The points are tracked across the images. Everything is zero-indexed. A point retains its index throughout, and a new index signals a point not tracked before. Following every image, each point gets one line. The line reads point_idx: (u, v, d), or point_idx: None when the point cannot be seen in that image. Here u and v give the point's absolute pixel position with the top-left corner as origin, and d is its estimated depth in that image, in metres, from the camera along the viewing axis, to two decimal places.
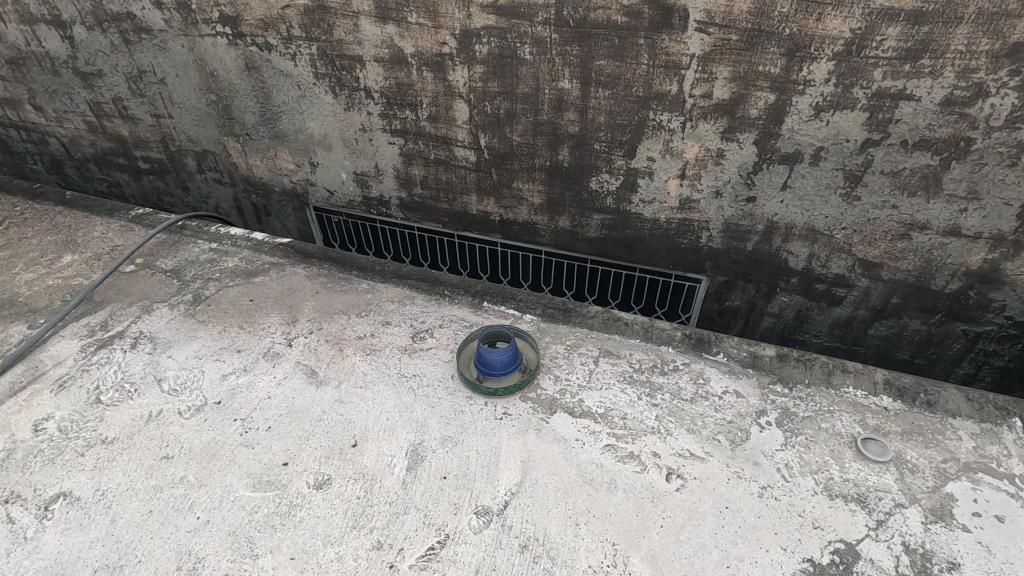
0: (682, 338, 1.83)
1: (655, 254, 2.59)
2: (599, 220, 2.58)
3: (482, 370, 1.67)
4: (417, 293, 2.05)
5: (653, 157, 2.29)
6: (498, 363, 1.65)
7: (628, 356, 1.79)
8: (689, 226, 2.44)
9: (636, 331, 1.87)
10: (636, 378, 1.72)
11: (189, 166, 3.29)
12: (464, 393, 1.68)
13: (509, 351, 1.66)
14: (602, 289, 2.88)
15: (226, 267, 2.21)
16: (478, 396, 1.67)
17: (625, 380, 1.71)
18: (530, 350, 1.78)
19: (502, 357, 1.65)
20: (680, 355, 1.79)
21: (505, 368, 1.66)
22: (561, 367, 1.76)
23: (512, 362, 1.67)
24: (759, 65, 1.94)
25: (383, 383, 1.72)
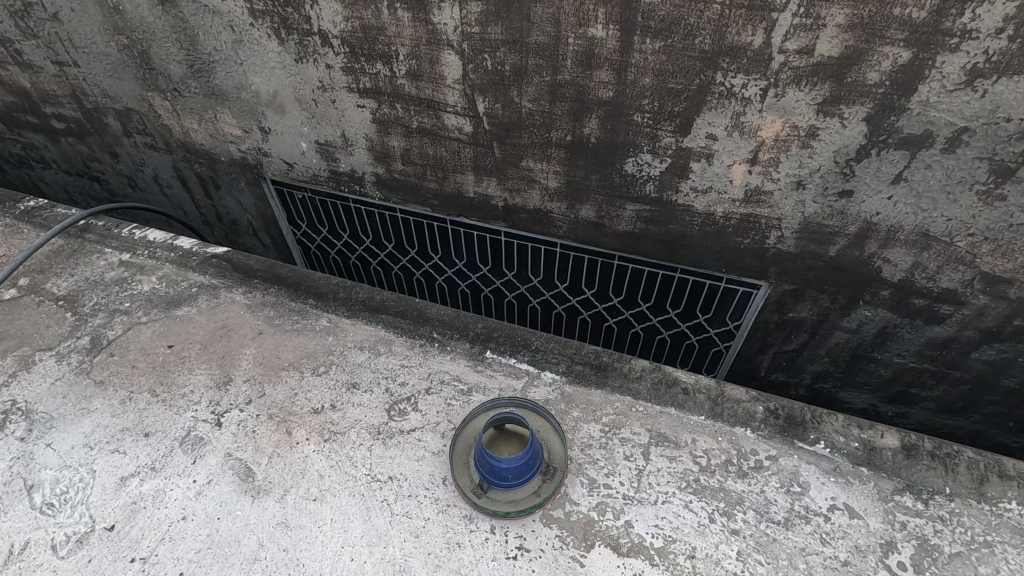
0: (764, 416, 1.32)
1: (704, 254, 2.02)
2: (633, 211, 1.98)
3: (487, 477, 1.18)
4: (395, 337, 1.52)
5: (715, 135, 1.67)
6: (507, 469, 1.15)
7: (691, 445, 1.28)
8: (753, 224, 1.86)
9: (698, 404, 1.34)
10: (703, 485, 1.22)
11: (112, 127, 2.62)
12: (462, 510, 1.19)
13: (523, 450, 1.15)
14: (631, 289, 2.32)
15: (139, 293, 1.65)
16: (482, 515, 1.18)
17: (688, 489, 1.21)
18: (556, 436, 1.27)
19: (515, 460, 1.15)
20: (762, 444, 1.28)
21: (518, 474, 1.16)
22: (597, 465, 1.25)
23: (528, 465, 1.17)
24: (895, 7, 1.29)
25: (347, 492, 1.22)
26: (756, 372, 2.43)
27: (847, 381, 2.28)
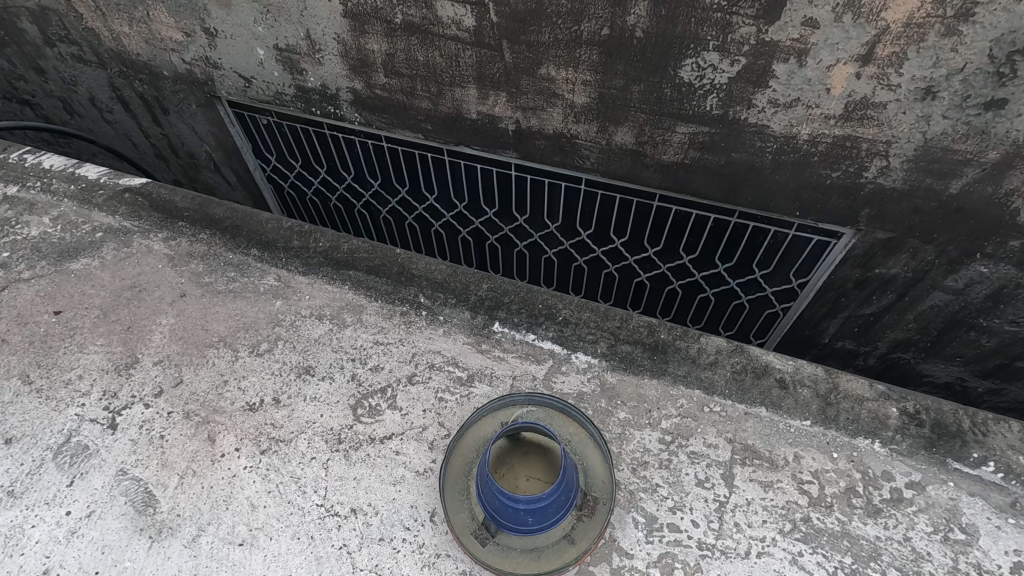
0: (900, 426, 0.95)
1: (775, 193, 1.56)
2: (685, 134, 1.51)
3: (493, 517, 0.79)
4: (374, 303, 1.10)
5: (816, 20, 1.18)
6: (529, 508, 0.76)
7: (792, 466, 0.91)
8: (850, 150, 1.39)
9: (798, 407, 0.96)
10: (812, 527, 0.85)
11: (30, 34, 2.11)
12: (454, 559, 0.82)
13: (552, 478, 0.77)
14: (672, 237, 1.88)
15: (26, 239, 1.22)
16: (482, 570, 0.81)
17: (795, 533, 0.85)
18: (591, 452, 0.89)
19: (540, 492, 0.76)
20: (893, 467, 0.92)
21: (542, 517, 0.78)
22: (656, 493, 0.88)
23: (557, 502, 0.79)
24: None
25: (280, 531, 0.85)
26: (817, 340, 2.01)
27: (933, 352, 1.86)
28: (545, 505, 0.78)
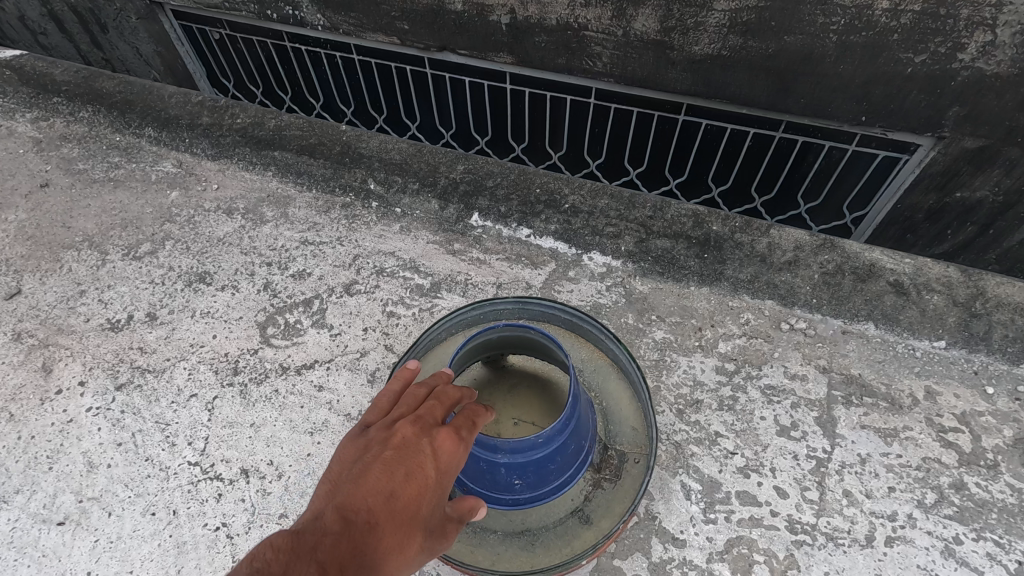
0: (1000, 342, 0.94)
1: (835, 92, 1.24)
2: (724, 13, 1.18)
3: (492, 490, 0.78)
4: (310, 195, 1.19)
5: None
6: (516, 468, 0.75)
7: (916, 412, 0.89)
8: (946, 20, 1.06)
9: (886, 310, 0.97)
10: (968, 498, 0.82)
11: None
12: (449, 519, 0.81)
13: (552, 437, 0.75)
14: (698, 164, 1.57)
15: None
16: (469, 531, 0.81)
17: (928, 499, 0.83)
18: (621, 400, 0.91)
19: (538, 452, 0.75)
20: None
21: (539, 477, 0.78)
22: (765, 430, 0.88)
23: (561, 462, 0.78)
24: None
25: (123, 462, 0.92)
26: None
27: None
28: (540, 467, 0.77)
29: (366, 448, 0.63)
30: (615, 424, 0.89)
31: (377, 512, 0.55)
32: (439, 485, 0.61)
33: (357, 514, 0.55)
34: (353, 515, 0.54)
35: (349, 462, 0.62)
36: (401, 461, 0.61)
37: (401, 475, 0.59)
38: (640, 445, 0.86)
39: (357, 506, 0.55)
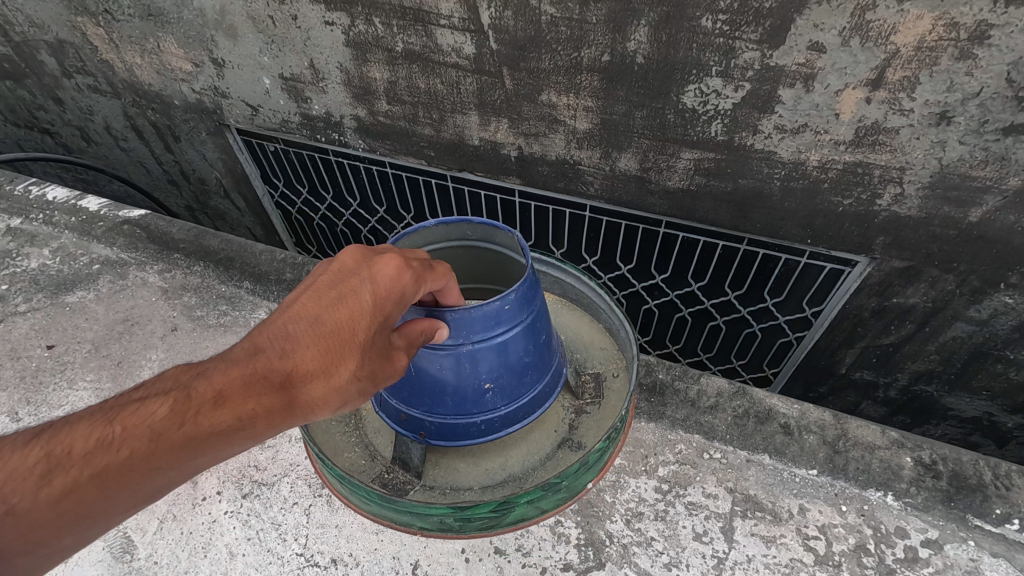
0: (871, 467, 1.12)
1: (785, 220, 1.51)
2: (691, 160, 1.47)
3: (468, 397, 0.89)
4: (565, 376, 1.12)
5: (819, 43, 1.15)
6: (490, 369, 0.87)
7: (797, 518, 1.07)
8: (861, 177, 1.33)
9: (791, 448, 1.15)
10: None
11: (49, 65, 2.17)
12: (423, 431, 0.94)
13: (517, 329, 0.86)
14: (680, 265, 1.83)
15: (26, 272, 1.24)
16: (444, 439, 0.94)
17: None
18: (588, 330, 1.20)
19: (507, 350, 0.87)
20: None
21: (511, 382, 0.90)
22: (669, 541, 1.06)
23: (532, 360, 0.91)
24: None
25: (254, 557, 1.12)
26: (834, 371, 1.93)
27: (958, 385, 1.78)
28: (512, 368, 0.89)
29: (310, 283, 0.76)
30: (586, 351, 1.16)
31: (302, 339, 0.70)
32: (375, 306, 0.73)
33: (276, 346, 0.69)
34: (270, 349, 0.69)
35: (292, 300, 0.75)
36: (335, 290, 0.73)
37: (331, 305, 0.71)
38: (615, 360, 1.13)
39: (272, 343, 0.70)
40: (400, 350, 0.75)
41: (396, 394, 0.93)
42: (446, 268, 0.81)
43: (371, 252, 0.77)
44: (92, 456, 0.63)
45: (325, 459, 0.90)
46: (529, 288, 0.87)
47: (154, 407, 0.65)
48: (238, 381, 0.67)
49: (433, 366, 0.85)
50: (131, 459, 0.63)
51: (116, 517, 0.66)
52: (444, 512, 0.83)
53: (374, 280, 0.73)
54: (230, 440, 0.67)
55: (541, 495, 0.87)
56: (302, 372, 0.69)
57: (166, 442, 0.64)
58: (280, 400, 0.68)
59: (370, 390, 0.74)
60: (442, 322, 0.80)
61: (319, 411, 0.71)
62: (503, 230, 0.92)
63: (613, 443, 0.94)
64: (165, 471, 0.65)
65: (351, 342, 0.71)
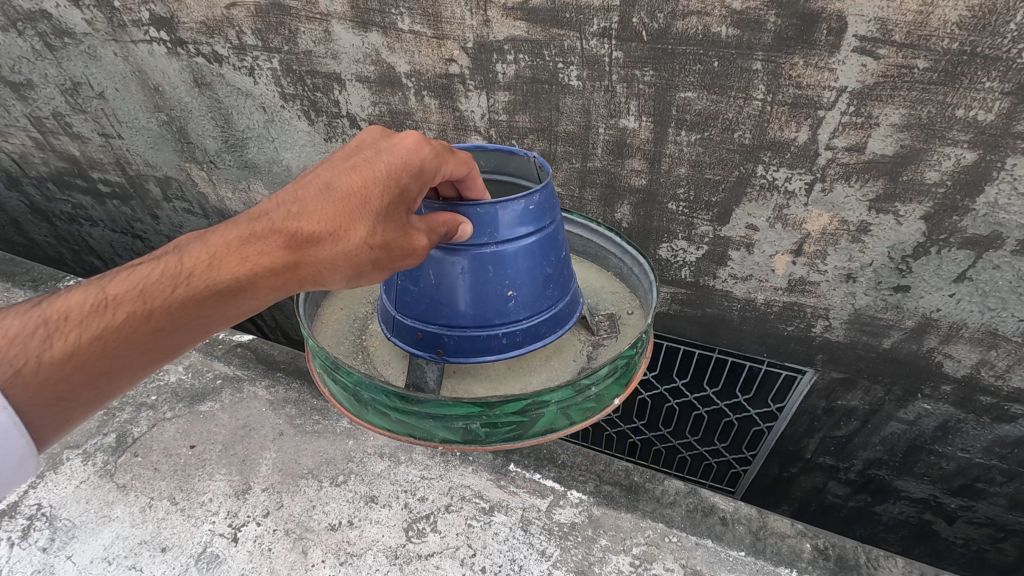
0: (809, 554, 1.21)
1: (744, 338, 1.92)
2: (668, 292, 1.89)
3: (489, 299, 0.90)
4: (589, 487, 1.34)
5: (754, 225, 1.57)
6: (510, 261, 0.89)
7: None
8: (797, 312, 1.74)
9: (739, 538, 1.24)
10: None
11: (153, 192, 2.67)
12: (442, 340, 0.93)
13: (539, 237, 0.90)
14: (666, 365, 2.20)
15: (167, 384, 1.66)
16: (464, 327, 0.92)
17: None
18: (595, 277, 1.24)
19: (529, 259, 0.90)
20: None
21: (531, 294, 0.92)
22: None
23: (554, 274, 0.95)
24: (955, 108, 1.19)
25: None
26: (801, 454, 2.28)
27: (903, 470, 2.11)
28: (533, 277, 0.92)
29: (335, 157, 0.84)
30: (597, 293, 1.18)
31: (311, 203, 0.79)
32: (387, 175, 0.80)
33: (290, 208, 0.78)
34: (284, 210, 0.78)
35: (317, 169, 0.84)
36: (353, 163, 0.82)
37: (347, 174, 0.80)
38: (629, 301, 1.14)
39: (287, 207, 0.78)
40: (419, 229, 0.80)
41: (412, 304, 0.94)
42: (468, 159, 0.87)
43: (394, 136, 0.85)
44: (101, 328, 0.74)
45: (339, 366, 0.84)
46: (549, 203, 0.92)
47: (159, 277, 0.76)
48: (241, 246, 0.77)
49: (455, 271, 0.88)
50: (140, 324, 0.75)
51: (125, 379, 0.80)
52: (469, 412, 0.80)
53: (388, 156, 0.81)
54: (228, 295, 0.78)
55: (569, 398, 0.84)
56: (306, 234, 0.77)
57: (169, 302, 0.75)
58: (284, 260, 0.77)
59: (378, 268, 0.81)
60: (464, 219, 0.83)
61: (319, 279, 0.80)
62: (519, 154, 0.98)
63: (638, 354, 0.92)
64: (168, 334, 0.78)
65: (362, 202, 0.78)
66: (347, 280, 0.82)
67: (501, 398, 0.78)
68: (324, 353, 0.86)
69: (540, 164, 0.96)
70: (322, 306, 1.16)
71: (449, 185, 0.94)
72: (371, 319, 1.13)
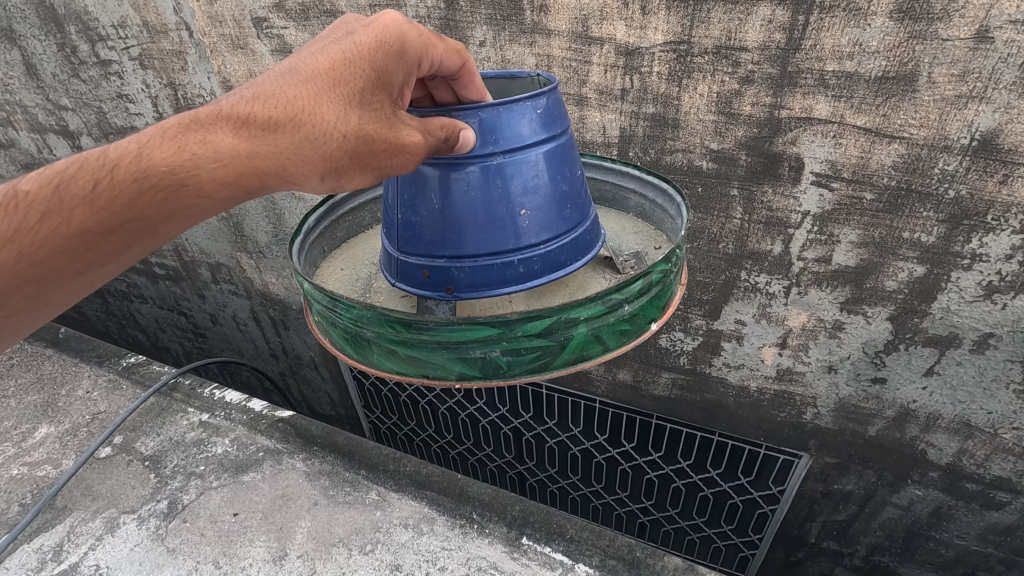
0: None
1: (741, 422, 2.11)
2: (669, 377, 2.09)
3: (504, 219, 0.79)
4: (594, 561, 1.45)
5: (742, 320, 1.77)
6: (523, 169, 0.79)
7: None
8: (788, 400, 1.94)
9: None
10: None
11: (203, 276, 2.94)
12: (455, 275, 0.82)
13: (550, 145, 0.81)
14: (671, 447, 2.33)
15: (213, 455, 1.85)
16: (478, 255, 0.80)
17: None
18: (615, 220, 1.11)
19: (542, 169, 0.80)
20: None
21: (549, 212, 0.81)
22: None
23: (571, 191, 0.84)
24: (902, 231, 1.40)
25: None
26: (806, 538, 2.37)
27: (905, 556, 2.20)
28: (548, 191, 0.81)
29: (306, 48, 0.79)
30: (621, 235, 1.05)
31: (273, 87, 0.73)
32: (361, 58, 0.75)
33: (250, 95, 0.72)
34: (244, 96, 0.72)
35: (287, 61, 0.78)
36: (323, 49, 0.77)
37: (316, 59, 0.75)
38: (655, 238, 1.01)
39: (246, 95, 0.72)
40: (412, 128, 0.70)
41: (416, 238, 0.82)
42: (461, 49, 0.83)
43: (371, 20, 0.80)
44: (16, 227, 0.65)
45: (336, 300, 0.71)
46: (557, 109, 0.84)
47: (85, 170, 0.67)
48: (184, 131, 0.68)
49: (462, 191, 0.78)
50: (62, 225, 0.66)
51: (44, 295, 0.70)
52: (487, 336, 0.66)
53: (360, 40, 0.76)
54: (175, 193, 0.68)
55: (602, 317, 0.69)
56: (261, 119, 0.71)
57: (98, 194, 0.66)
58: (233, 147, 0.69)
59: (346, 163, 0.74)
60: (466, 126, 0.74)
61: (277, 175, 0.72)
62: (522, 77, 0.95)
63: (674, 270, 0.78)
64: (88, 238, 0.67)
65: (328, 88, 0.73)
66: (306, 177, 0.73)
67: (522, 315, 0.64)
68: (319, 290, 0.73)
69: (543, 79, 0.91)
70: (320, 268, 0.99)
71: (447, 90, 0.90)
72: (375, 278, 0.97)
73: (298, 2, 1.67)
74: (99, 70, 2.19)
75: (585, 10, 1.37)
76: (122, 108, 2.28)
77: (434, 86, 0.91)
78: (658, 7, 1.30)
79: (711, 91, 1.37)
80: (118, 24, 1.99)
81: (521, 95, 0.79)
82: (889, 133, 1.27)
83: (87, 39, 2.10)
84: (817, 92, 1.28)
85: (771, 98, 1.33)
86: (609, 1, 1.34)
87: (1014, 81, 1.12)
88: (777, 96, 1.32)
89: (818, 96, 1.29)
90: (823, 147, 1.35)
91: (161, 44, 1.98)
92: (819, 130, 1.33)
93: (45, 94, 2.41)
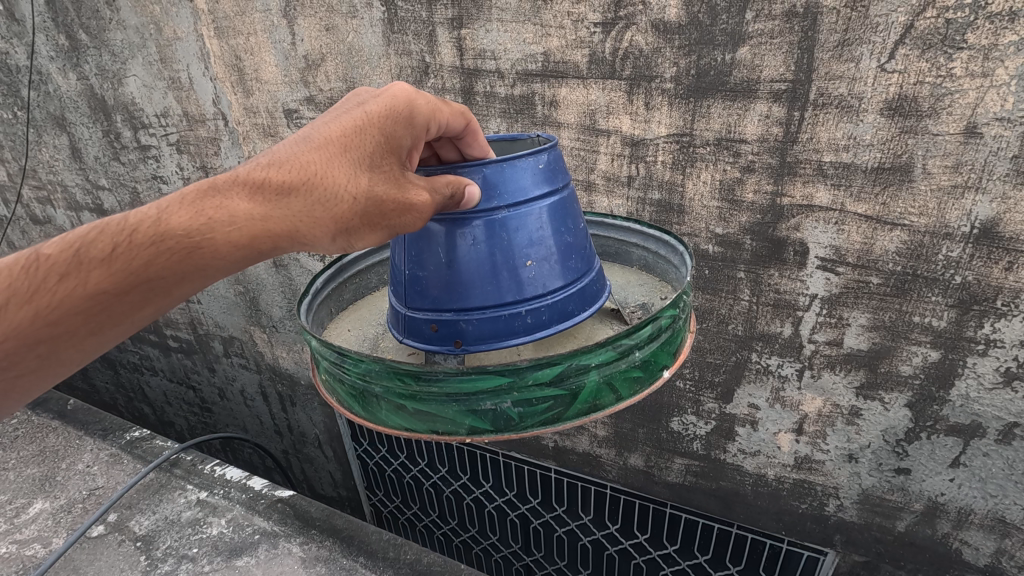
0: None
1: (760, 513, 2.01)
2: (683, 463, 2.02)
3: (512, 270, 0.81)
4: None
5: (755, 404, 1.74)
6: (527, 220, 0.82)
7: None
8: (809, 490, 1.85)
9: None
10: None
11: (215, 349, 2.96)
12: (465, 326, 0.82)
13: (553, 198, 0.85)
14: (687, 539, 2.20)
15: (208, 537, 1.78)
16: (486, 308, 0.82)
17: None
18: (620, 274, 1.13)
19: (545, 222, 0.83)
20: None
21: (554, 263, 0.83)
22: None
23: (575, 242, 0.87)
24: (912, 315, 1.40)
25: None
26: None
27: None
28: (553, 242, 0.84)
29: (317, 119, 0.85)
30: (626, 288, 1.06)
31: (284, 155, 0.77)
32: (369, 127, 0.80)
33: (265, 163, 0.77)
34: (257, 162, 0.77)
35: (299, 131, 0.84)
36: (334, 120, 0.82)
37: (328, 129, 0.80)
38: (660, 289, 1.03)
39: (260, 164, 0.77)
40: (421, 187, 0.75)
41: (422, 293, 0.84)
42: (465, 112, 0.89)
43: (381, 91, 0.86)
44: (36, 287, 0.68)
45: (343, 356, 0.71)
46: (558, 164, 0.88)
47: (102, 235, 0.70)
48: (202, 198, 0.72)
49: (468, 247, 0.81)
50: (77, 287, 0.68)
51: (55, 356, 0.72)
52: (497, 385, 0.66)
53: (370, 109, 0.82)
54: (190, 256, 0.70)
55: (613, 363, 0.69)
56: (275, 184, 0.75)
57: (116, 256, 0.69)
58: (247, 211, 0.72)
59: (356, 224, 0.78)
60: (471, 182, 0.78)
61: (289, 237, 0.75)
62: (522, 138, 1.01)
63: (683, 316, 0.78)
64: (103, 298, 0.69)
65: (339, 154, 0.78)
66: (318, 238, 0.77)
67: (531, 362, 0.64)
68: (327, 347, 0.74)
69: (543, 139, 0.96)
70: (327, 329, 1.00)
71: (452, 150, 0.96)
72: (383, 337, 0.98)
73: (327, 96, 1.80)
74: (138, 154, 2.35)
75: (592, 105, 1.47)
76: (155, 188, 2.41)
77: (438, 146, 0.97)
78: (661, 103, 1.39)
79: (714, 178, 1.43)
80: (161, 113, 2.16)
81: (523, 152, 0.84)
82: (889, 220, 1.31)
83: (130, 127, 2.27)
84: (816, 181, 1.33)
85: (773, 186, 1.38)
86: (614, 97, 1.44)
87: (1008, 173, 1.16)
88: (778, 184, 1.38)
89: (818, 185, 1.34)
90: (826, 232, 1.39)
91: (198, 131, 2.13)
92: (821, 216, 1.37)
93: (86, 175, 2.57)
